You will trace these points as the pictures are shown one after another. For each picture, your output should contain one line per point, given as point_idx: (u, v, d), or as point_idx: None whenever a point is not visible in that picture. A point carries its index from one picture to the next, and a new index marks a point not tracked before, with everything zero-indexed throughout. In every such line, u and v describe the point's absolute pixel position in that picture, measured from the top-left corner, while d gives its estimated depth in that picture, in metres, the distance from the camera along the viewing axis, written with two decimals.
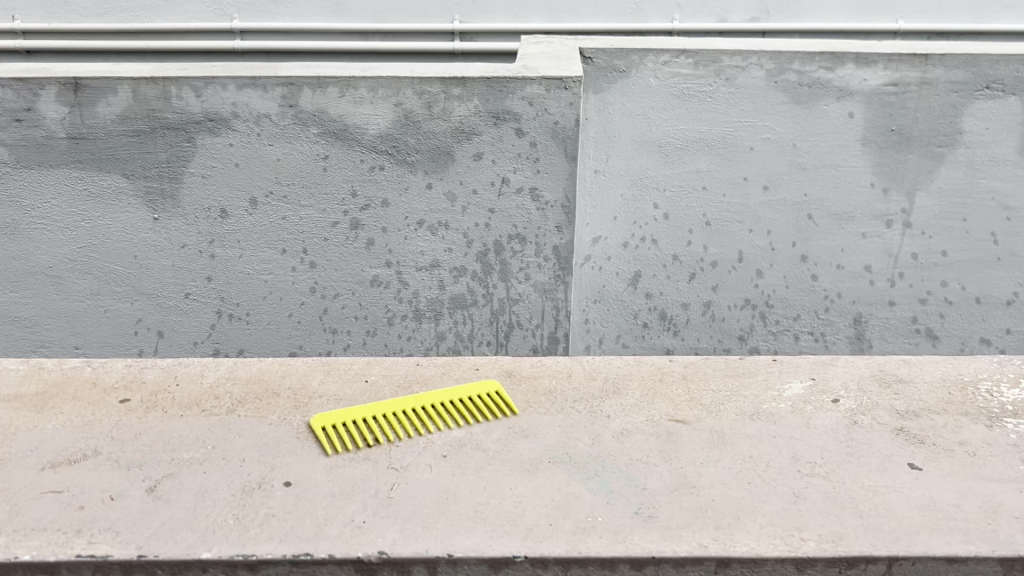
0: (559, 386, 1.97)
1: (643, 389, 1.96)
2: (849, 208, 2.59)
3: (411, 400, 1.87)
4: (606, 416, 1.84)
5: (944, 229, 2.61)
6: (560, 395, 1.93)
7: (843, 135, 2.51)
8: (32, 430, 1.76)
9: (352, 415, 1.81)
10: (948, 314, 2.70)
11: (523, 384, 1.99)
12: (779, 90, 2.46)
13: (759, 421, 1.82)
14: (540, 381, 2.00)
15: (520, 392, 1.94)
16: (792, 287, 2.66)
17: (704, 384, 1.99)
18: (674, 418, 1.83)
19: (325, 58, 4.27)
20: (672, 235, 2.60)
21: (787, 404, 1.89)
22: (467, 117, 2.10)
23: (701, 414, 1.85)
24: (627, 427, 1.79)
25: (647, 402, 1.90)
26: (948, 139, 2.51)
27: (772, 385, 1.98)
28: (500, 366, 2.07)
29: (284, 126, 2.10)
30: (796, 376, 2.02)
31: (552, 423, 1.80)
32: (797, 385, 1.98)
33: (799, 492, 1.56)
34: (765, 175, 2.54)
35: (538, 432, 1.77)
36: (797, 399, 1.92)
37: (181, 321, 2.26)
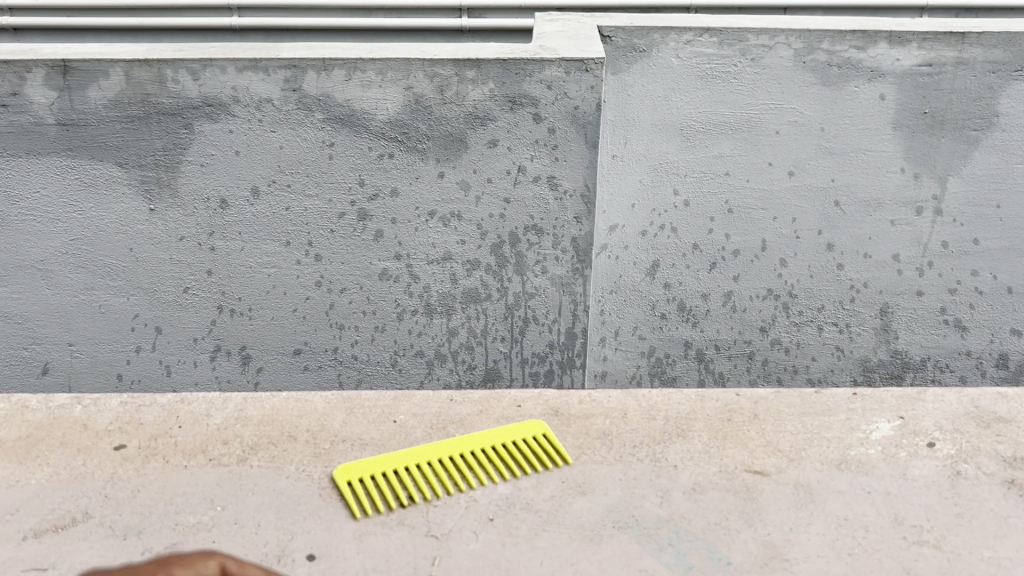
0: (616, 428, 2.03)
1: (712, 432, 2.03)
2: (878, 195, 2.47)
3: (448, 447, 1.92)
4: (673, 466, 1.89)
5: (976, 216, 2.49)
6: (618, 438, 2.00)
7: (873, 118, 2.39)
8: (16, 486, 1.80)
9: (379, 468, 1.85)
10: (978, 305, 2.59)
11: (573, 425, 2.05)
12: (808, 70, 2.34)
13: (849, 474, 1.88)
14: (593, 422, 2.06)
15: (571, 435, 2.00)
16: (816, 277, 2.55)
17: (779, 424, 2.07)
18: (751, 468, 1.89)
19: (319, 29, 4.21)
20: (692, 223, 2.48)
21: (877, 449, 1.97)
22: (481, 101, 1.98)
23: (781, 463, 1.91)
24: (698, 480, 1.85)
25: (718, 449, 1.96)
26: (983, 122, 2.39)
27: (857, 426, 2.06)
28: (546, 402, 2.15)
29: (287, 111, 1.98)
30: (882, 415, 2.08)
31: (610, 476, 1.86)
32: (886, 427, 2.05)
33: (909, 566, 1.60)
34: (791, 160, 2.42)
35: (595, 487, 1.82)
36: (887, 443, 2.00)
37: (180, 317, 2.15)
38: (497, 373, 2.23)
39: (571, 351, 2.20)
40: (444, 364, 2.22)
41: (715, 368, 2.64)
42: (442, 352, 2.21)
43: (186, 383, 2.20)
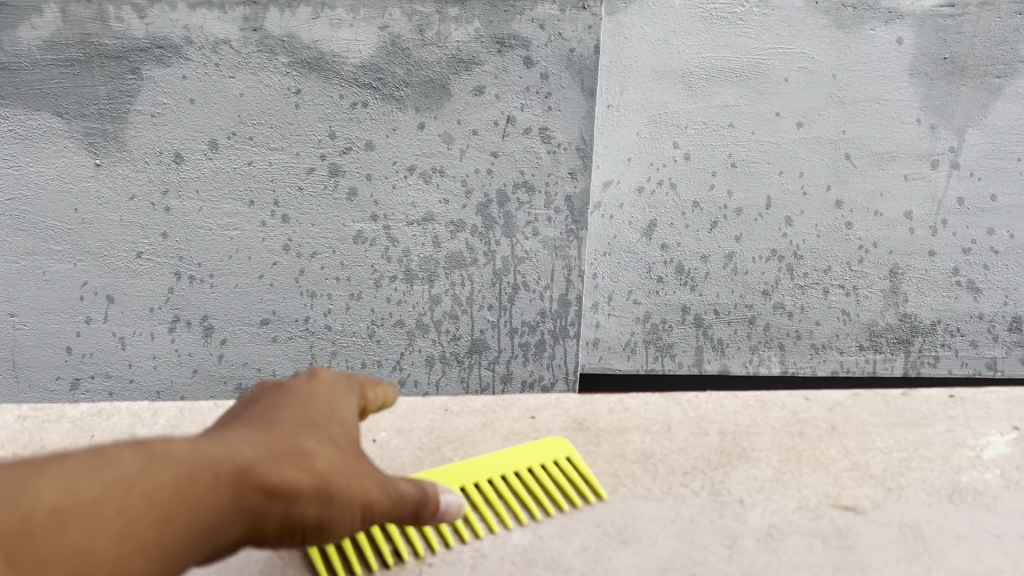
0: (655, 448, 1.30)
1: (781, 449, 1.30)
2: (891, 147, 2.30)
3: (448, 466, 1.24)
4: (737, 502, 1.19)
5: (995, 169, 2.34)
6: (663, 462, 1.27)
7: (889, 64, 2.22)
8: None
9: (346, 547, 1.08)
10: (993, 265, 2.43)
11: (603, 445, 1.31)
12: (820, 12, 2.17)
13: (967, 508, 1.18)
14: (623, 439, 1.32)
15: (600, 457, 1.28)
16: (823, 237, 2.37)
17: (864, 437, 1.33)
18: (839, 502, 1.19)
19: None
20: (692, 179, 2.30)
21: (996, 474, 1.25)
22: (466, 43, 1.80)
23: (875, 492, 1.21)
24: (772, 520, 1.16)
25: (792, 472, 1.25)
26: (1006, 68, 2.25)
27: (963, 440, 1.33)
28: (560, 412, 1.38)
29: (247, 54, 1.78)
30: (994, 425, 1.36)
31: (653, 517, 1.16)
32: (1000, 442, 1.32)
33: None
34: (799, 110, 2.25)
35: (640, 537, 1.12)
36: (1005, 464, 1.28)
37: (133, 285, 1.93)
38: (484, 344, 2.04)
39: (564, 319, 2.02)
40: (426, 335, 2.02)
41: (713, 334, 2.45)
42: (423, 322, 2.01)
43: (142, 357, 1.99)
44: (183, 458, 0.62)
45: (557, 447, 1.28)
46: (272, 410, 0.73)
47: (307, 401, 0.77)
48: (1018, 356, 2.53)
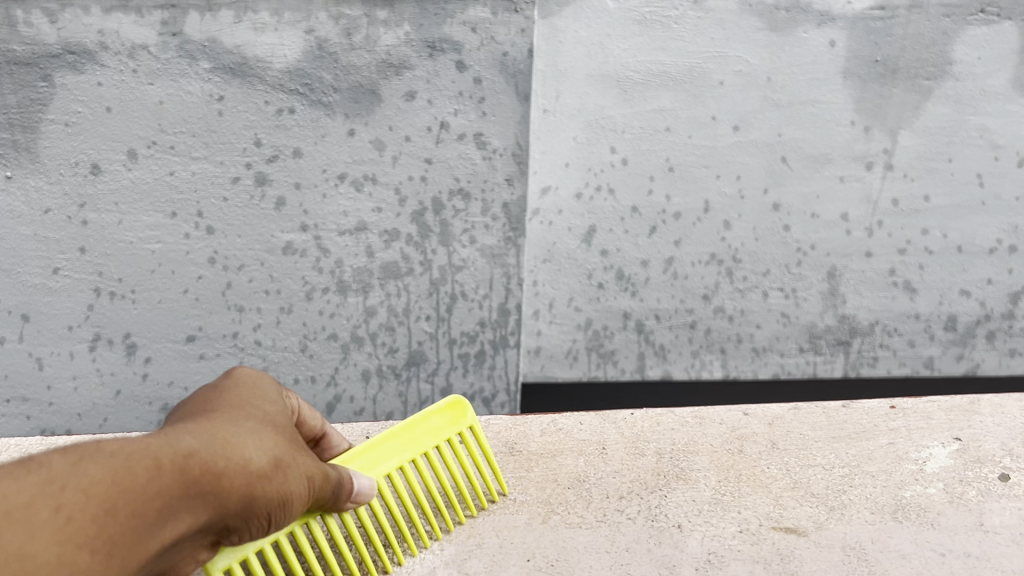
0: (592, 471, 1.61)
1: (716, 464, 1.63)
2: (826, 149, 2.30)
3: (382, 457, 1.42)
4: (677, 527, 1.46)
5: (927, 171, 2.35)
6: (616, 477, 1.60)
7: (822, 67, 2.22)
8: None
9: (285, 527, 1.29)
10: (927, 265, 2.45)
11: (536, 469, 1.63)
12: (753, 14, 2.17)
13: (913, 526, 1.47)
14: (556, 463, 1.64)
15: (533, 479, 1.59)
16: (761, 240, 2.38)
17: (806, 457, 1.66)
18: (780, 525, 1.46)
19: None
20: (630, 184, 2.29)
21: (938, 490, 1.57)
22: (395, 47, 1.76)
23: (816, 511, 1.50)
24: (713, 547, 1.41)
25: (733, 488, 1.56)
26: (935, 70, 2.25)
27: (908, 455, 1.67)
28: (501, 441, 1.72)
29: (166, 59, 1.70)
30: (936, 438, 1.73)
31: (581, 539, 1.43)
32: (941, 455, 1.67)
33: None
34: (735, 114, 2.25)
35: (572, 566, 1.37)
36: (946, 477, 1.61)
37: (50, 303, 1.84)
38: (422, 356, 1.98)
39: (504, 329, 1.98)
40: (361, 348, 1.96)
41: (655, 339, 2.45)
42: (358, 335, 1.95)
43: (61, 378, 1.89)
44: (125, 458, 0.89)
45: (453, 413, 1.54)
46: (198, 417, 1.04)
47: (221, 409, 1.08)
48: (954, 354, 2.56)
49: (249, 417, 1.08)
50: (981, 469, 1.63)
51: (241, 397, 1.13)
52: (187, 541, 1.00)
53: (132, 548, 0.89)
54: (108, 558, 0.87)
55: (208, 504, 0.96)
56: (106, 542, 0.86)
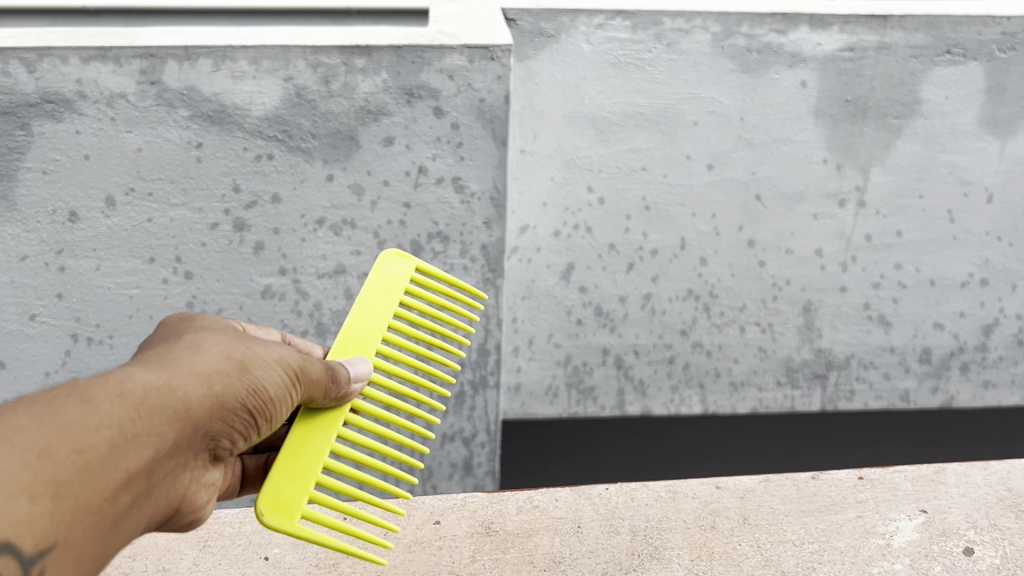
0: (569, 550, 1.74)
1: (691, 543, 1.75)
2: (799, 187, 2.34)
3: (362, 331, 1.48)
4: None
5: (899, 207, 2.39)
6: (592, 556, 1.72)
7: (795, 106, 2.25)
8: None
9: (295, 440, 1.32)
10: (901, 299, 2.49)
11: (511, 548, 1.76)
12: (726, 56, 2.18)
13: None
14: (531, 541, 1.77)
15: (509, 558, 1.72)
16: (737, 276, 2.42)
17: (777, 532, 1.79)
18: None
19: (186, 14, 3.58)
20: (608, 223, 2.32)
21: (905, 563, 1.69)
22: (373, 94, 1.76)
23: None
24: None
25: (708, 566, 1.67)
26: (905, 109, 2.28)
27: (876, 530, 1.80)
28: (477, 520, 1.84)
29: (144, 108, 1.70)
30: (902, 510, 1.86)
31: None
32: (907, 527, 1.80)
33: None
34: (709, 153, 2.28)
35: None
36: (912, 550, 1.73)
37: (27, 348, 1.85)
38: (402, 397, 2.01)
39: (484, 369, 2.00)
40: None
41: (634, 374, 2.49)
42: None
43: None
44: (49, 408, 0.96)
45: (399, 261, 1.61)
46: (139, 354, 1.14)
47: (162, 342, 1.17)
48: (928, 387, 2.61)
49: (188, 338, 1.16)
50: (947, 543, 1.75)
51: (178, 326, 1.22)
52: (172, 460, 1.08)
53: (93, 480, 0.95)
54: (63, 502, 0.92)
55: (156, 424, 1.03)
56: (53, 485, 0.91)
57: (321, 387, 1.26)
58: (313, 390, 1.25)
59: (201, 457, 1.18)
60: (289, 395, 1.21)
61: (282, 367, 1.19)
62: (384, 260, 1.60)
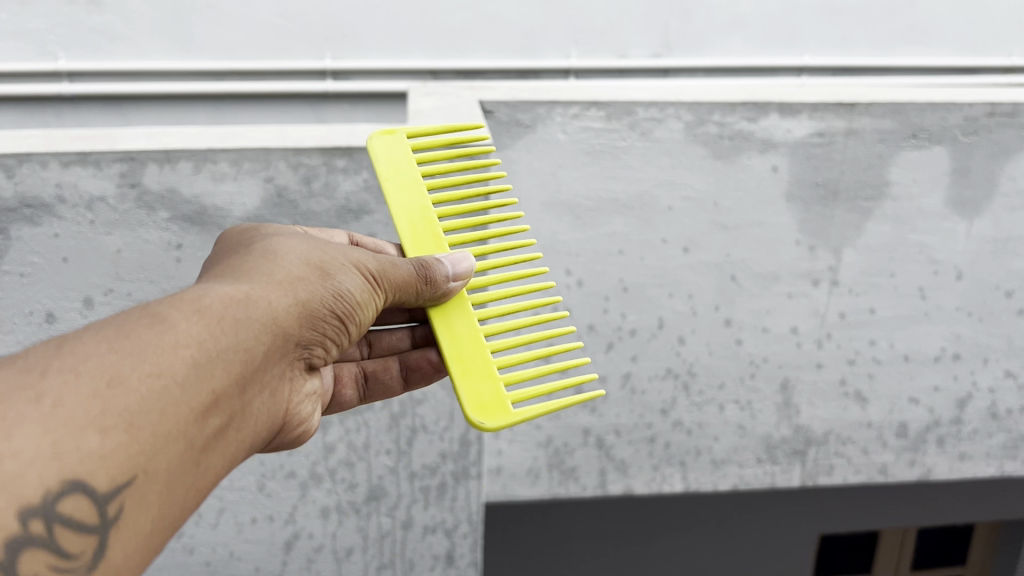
0: None
1: None
2: (773, 268, 2.37)
3: (419, 219, 1.51)
4: None
5: (872, 285, 2.43)
6: None
7: (767, 191, 2.29)
8: None
9: (452, 349, 1.40)
10: (876, 375, 2.53)
11: None
12: (699, 143, 2.22)
13: None
14: None
15: None
16: (715, 355, 2.44)
17: None
18: None
19: (162, 101, 3.32)
20: (587, 304, 2.33)
21: None
22: (354, 193, 1.78)
23: None
24: None
25: None
26: (874, 192, 2.33)
27: None
28: None
29: (124, 210, 1.70)
30: None
31: None
32: None
33: None
34: (685, 236, 2.31)
35: None
36: None
37: None
38: (382, 489, 2.02)
39: (465, 460, 2.00)
40: (320, 485, 2.00)
41: (615, 454, 2.51)
42: (317, 471, 1.98)
43: None
44: (120, 328, 0.87)
45: (387, 139, 1.57)
46: (220, 266, 1.14)
47: (240, 252, 1.18)
48: (906, 460, 2.65)
49: (263, 248, 1.17)
50: None
51: (249, 237, 1.24)
52: (267, 370, 1.06)
53: (183, 403, 0.87)
54: (143, 434, 0.82)
55: (244, 335, 0.99)
56: (128, 416, 0.81)
57: (409, 291, 1.31)
58: (405, 291, 1.30)
59: (297, 368, 1.20)
60: (371, 297, 1.25)
61: (365, 275, 1.24)
62: (374, 146, 1.55)
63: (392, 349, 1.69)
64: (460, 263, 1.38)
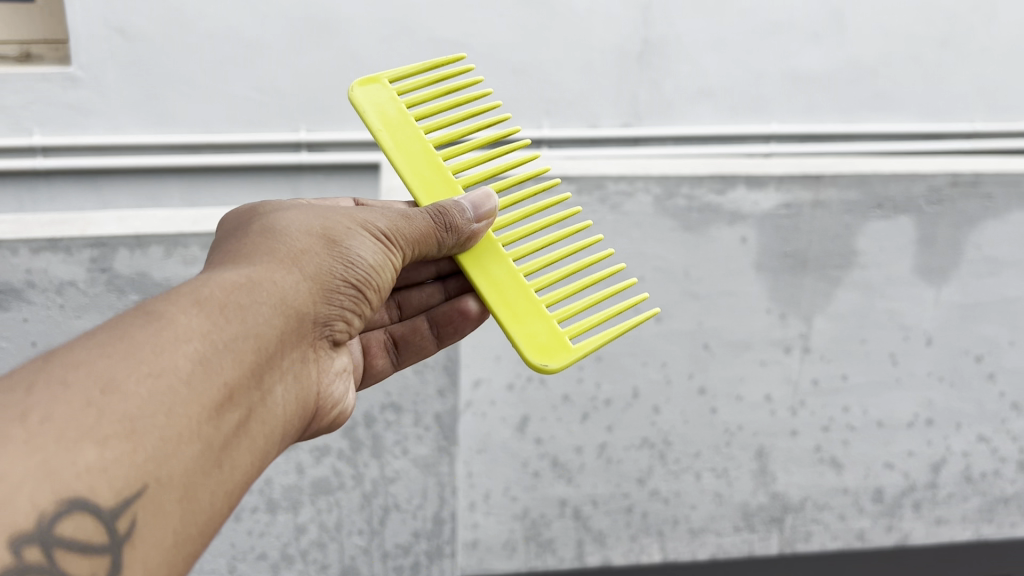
0: None
1: None
2: (745, 336, 2.39)
3: (423, 166, 1.42)
4: None
5: (843, 352, 2.45)
6: None
7: (736, 261, 2.32)
8: None
9: (494, 293, 1.38)
10: (851, 441, 2.54)
11: None
12: (669, 216, 2.25)
13: None
14: None
15: None
16: (690, 423, 2.44)
17: None
18: None
19: (125, 156, 2.68)
20: (561, 375, 2.33)
21: None
22: None
23: None
24: None
25: None
26: (843, 260, 2.37)
27: None
28: None
29: (94, 294, 1.72)
30: None
31: None
32: None
33: None
34: (657, 306, 2.32)
35: None
36: None
37: None
38: (355, 569, 2.07)
39: (439, 538, 2.04)
40: (292, 565, 2.05)
41: (593, 525, 2.50)
42: (288, 552, 2.03)
43: None
44: (112, 332, 0.81)
45: (372, 86, 1.47)
46: (216, 256, 1.09)
47: (237, 238, 1.13)
48: (883, 525, 2.65)
49: (263, 226, 1.13)
50: None
51: (249, 216, 1.21)
52: (282, 356, 1.01)
53: (189, 400, 0.81)
54: (149, 439, 0.76)
55: (249, 322, 0.94)
56: (130, 422, 0.75)
57: (430, 241, 1.26)
58: (419, 246, 1.25)
59: (317, 352, 1.15)
60: (387, 258, 1.21)
61: (373, 245, 1.20)
62: (358, 97, 1.44)
63: (423, 305, 1.69)
64: (485, 202, 1.32)
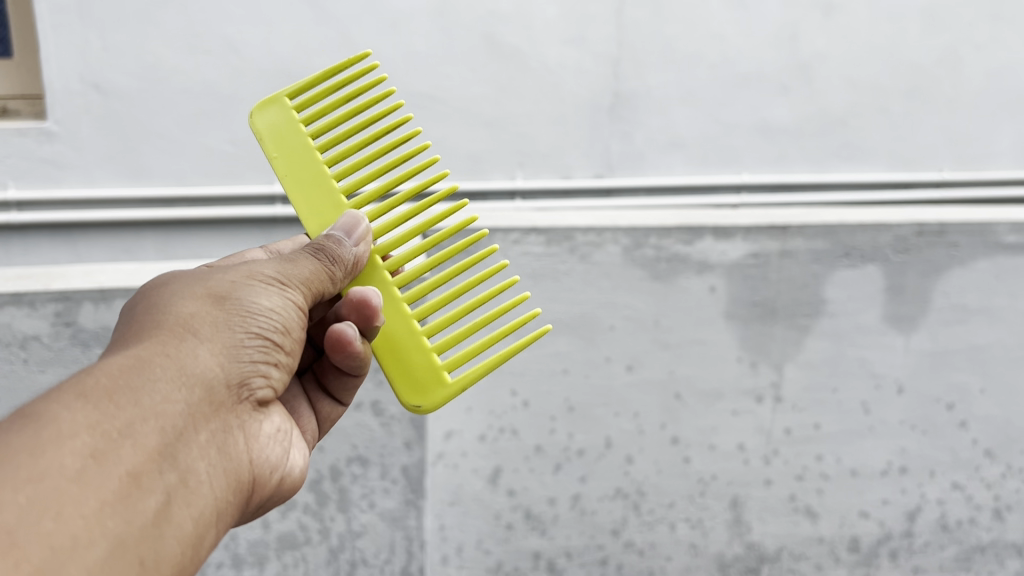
0: None
1: None
2: (717, 385, 2.40)
3: (315, 196, 1.36)
4: None
5: (815, 401, 2.46)
6: None
7: (707, 310, 2.33)
8: None
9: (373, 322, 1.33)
10: (825, 490, 2.53)
11: None
12: (637, 266, 2.28)
13: None
14: None
15: None
16: (664, 473, 2.43)
17: None
18: None
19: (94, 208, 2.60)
20: (533, 424, 2.33)
21: None
22: None
23: None
24: None
25: None
26: (813, 308, 2.38)
27: None
28: None
29: (59, 348, 1.77)
30: None
31: None
32: None
33: None
34: (628, 355, 2.32)
35: None
36: None
37: None
38: None
39: None
40: None
41: None
42: None
43: None
44: None
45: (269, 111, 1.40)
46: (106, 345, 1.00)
47: (123, 321, 1.04)
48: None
49: (151, 301, 1.05)
50: None
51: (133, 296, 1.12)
52: (197, 434, 0.94)
53: (78, 497, 0.75)
54: (33, 549, 0.70)
55: (143, 405, 0.87)
56: (8, 534, 0.68)
57: (322, 279, 1.19)
58: (313, 288, 1.18)
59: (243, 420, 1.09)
60: (291, 304, 1.14)
61: (268, 292, 1.11)
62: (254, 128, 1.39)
63: None
64: (354, 225, 1.27)
